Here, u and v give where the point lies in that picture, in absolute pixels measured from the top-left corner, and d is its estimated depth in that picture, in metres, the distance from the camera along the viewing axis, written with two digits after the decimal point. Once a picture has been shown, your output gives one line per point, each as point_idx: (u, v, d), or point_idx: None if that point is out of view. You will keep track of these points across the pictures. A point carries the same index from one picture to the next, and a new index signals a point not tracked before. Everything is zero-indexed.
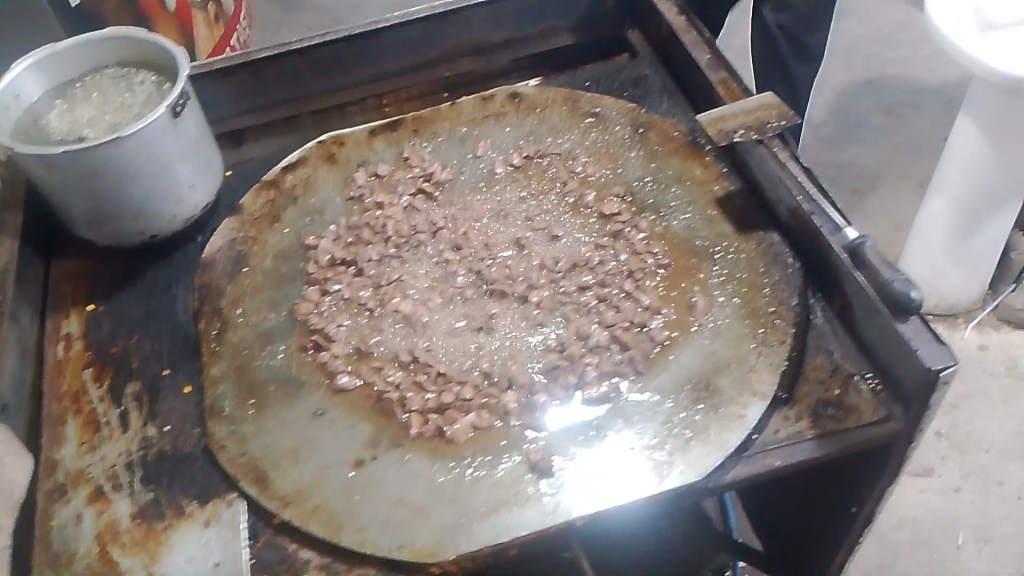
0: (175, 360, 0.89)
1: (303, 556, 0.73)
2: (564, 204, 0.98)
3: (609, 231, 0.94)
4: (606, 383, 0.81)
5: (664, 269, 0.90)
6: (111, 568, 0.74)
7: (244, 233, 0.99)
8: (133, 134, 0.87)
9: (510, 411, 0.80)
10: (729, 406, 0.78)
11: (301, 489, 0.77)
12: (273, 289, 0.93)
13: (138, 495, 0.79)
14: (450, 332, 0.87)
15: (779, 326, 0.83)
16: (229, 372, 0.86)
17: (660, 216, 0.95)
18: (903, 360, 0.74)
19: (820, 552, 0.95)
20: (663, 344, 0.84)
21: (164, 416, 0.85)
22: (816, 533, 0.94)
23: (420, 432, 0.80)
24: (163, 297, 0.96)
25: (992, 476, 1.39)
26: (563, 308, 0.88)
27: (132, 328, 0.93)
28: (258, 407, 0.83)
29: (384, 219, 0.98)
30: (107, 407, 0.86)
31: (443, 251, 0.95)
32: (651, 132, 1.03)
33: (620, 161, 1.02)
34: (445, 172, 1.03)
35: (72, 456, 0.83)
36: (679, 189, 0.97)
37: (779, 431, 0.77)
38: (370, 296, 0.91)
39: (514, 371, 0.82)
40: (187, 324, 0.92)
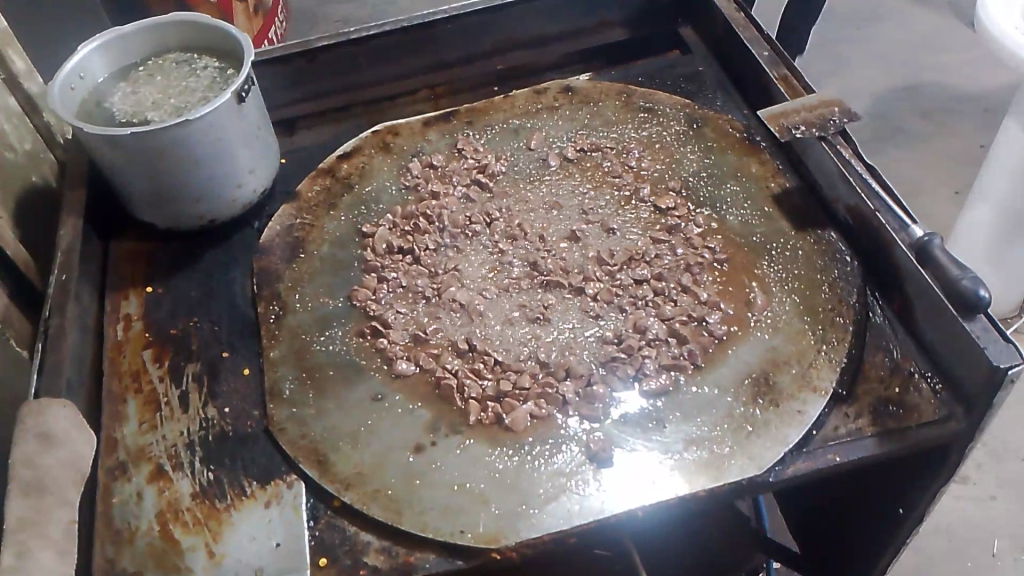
0: (234, 342, 0.90)
1: (364, 539, 0.73)
2: (619, 197, 0.98)
3: (666, 225, 0.94)
4: (665, 375, 0.81)
5: (722, 264, 0.90)
6: (173, 545, 0.75)
7: (301, 219, 1.00)
8: (200, 116, 0.89)
9: (569, 400, 0.80)
10: (789, 402, 0.78)
11: (362, 472, 0.77)
12: (331, 276, 0.94)
13: (199, 475, 0.80)
14: (507, 321, 0.88)
15: (839, 324, 0.83)
16: (290, 355, 0.88)
17: (716, 211, 0.95)
18: (967, 361, 0.73)
19: (862, 555, 0.95)
20: (721, 339, 0.84)
21: (224, 397, 0.86)
22: (857, 536, 0.94)
23: (479, 419, 0.80)
24: (221, 280, 0.96)
25: None
26: (620, 300, 0.88)
27: (191, 310, 0.94)
28: (318, 391, 0.85)
29: (439, 208, 0.99)
30: (167, 387, 0.87)
31: (499, 242, 0.96)
32: (706, 128, 1.03)
33: (675, 156, 1.02)
34: (499, 164, 1.03)
35: (133, 434, 0.84)
36: (736, 185, 0.97)
37: (838, 427, 0.76)
38: (427, 285, 0.92)
39: (572, 362, 0.82)
40: (244, 308, 0.93)
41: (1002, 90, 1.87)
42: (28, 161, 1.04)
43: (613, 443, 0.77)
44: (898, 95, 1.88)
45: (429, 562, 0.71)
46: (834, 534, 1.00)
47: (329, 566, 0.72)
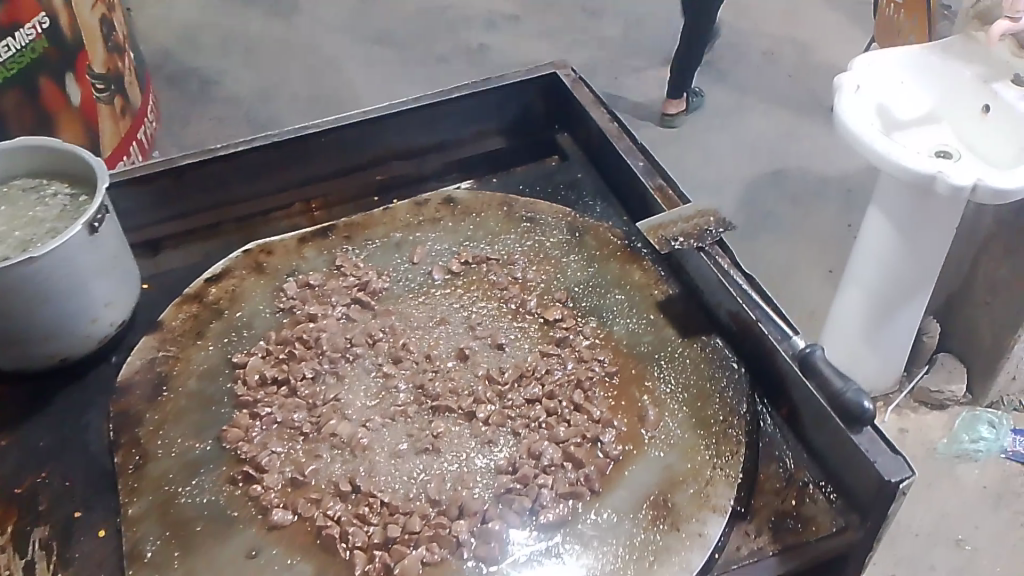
0: (90, 500, 0.81)
1: None
2: (506, 309, 0.95)
3: (554, 339, 0.91)
4: (563, 503, 0.77)
5: (613, 377, 0.87)
6: None
7: (165, 352, 0.92)
8: (44, 251, 0.82)
9: (462, 541, 0.75)
10: (688, 523, 0.75)
11: None
12: (199, 415, 0.87)
13: None
14: (392, 455, 0.82)
15: (732, 436, 0.81)
16: (153, 510, 0.79)
17: (603, 321, 0.93)
18: (857, 471, 0.72)
19: None
20: (618, 459, 0.81)
21: (79, 563, 0.77)
22: None
23: (365, 570, 0.74)
24: (75, 425, 0.87)
25: (923, 562, 1.31)
26: (511, 424, 0.84)
27: (40, 463, 0.84)
28: (184, 550, 0.76)
29: (316, 332, 0.93)
30: (11, 556, 0.76)
31: (382, 365, 0.90)
32: (588, 237, 1.03)
33: (560, 266, 1.00)
34: (381, 280, 0.99)
35: None
36: (621, 294, 0.96)
37: (740, 548, 0.74)
38: (305, 419, 0.86)
39: (465, 497, 0.77)
40: (102, 458, 0.84)
41: (860, 172, 1.98)
42: None
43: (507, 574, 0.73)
44: (765, 183, 1.95)
45: None
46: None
47: None
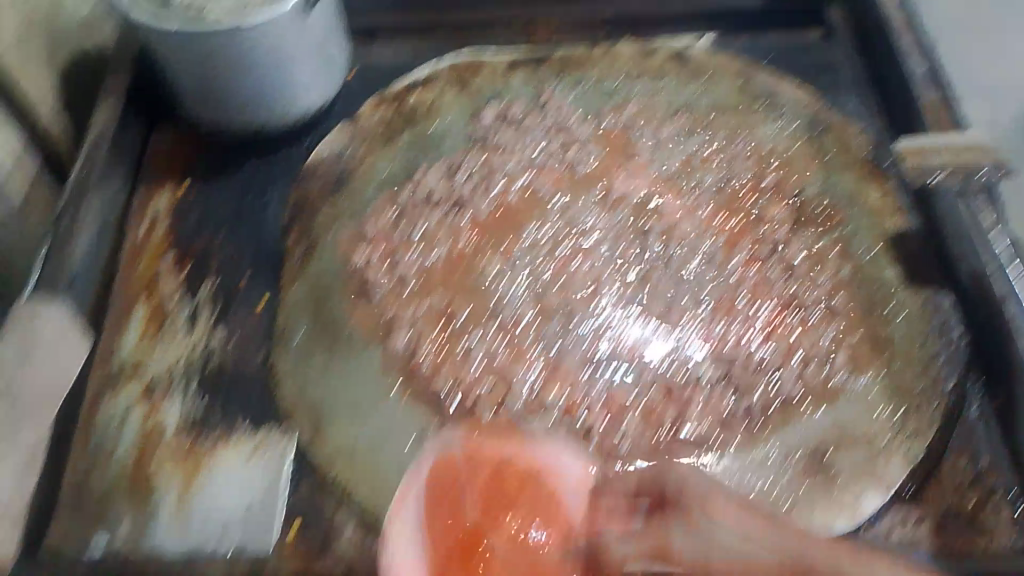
0: (255, 271, 0.84)
1: (339, 524, 0.70)
2: (710, 193, 0.86)
3: (755, 254, 0.81)
4: (706, 426, 0.72)
5: (825, 304, 0.77)
6: (146, 480, 0.73)
7: (354, 148, 0.92)
8: (255, 24, 0.79)
9: (594, 438, 0.72)
10: (842, 491, 0.68)
11: (353, 451, 0.73)
12: (372, 218, 0.85)
13: (189, 407, 0.77)
14: (540, 317, 0.78)
15: (927, 411, 0.71)
16: (307, 301, 0.81)
17: (839, 237, 0.82)
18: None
19: None
20: (790, 399, 0.72)
21: (234, 329, 0.80)
22: None
23: (490, 427, 0.73)
24: (257, 198, 0.89)
25: None
26: (688, 326, 0.77)
27: (219, 225, 0.87)
28: (329, 349, 0.78)
29: (501, 164, 0.89)
30: (178, 304, 0.82)
31: (560, 218, 0.84)
32: (827, 136, 0.90)
33: (782, 160, 0.88)
34: (583, 128, 0.92)
35: (133, 349, 0.80)
36: (848, 212, 0.84)
37: (891, 533, 0.67)
38: (471, 253, 0.83)
39: (607, 381, 0.75)
40: (274, 236, 0.86)
41: None
42: (86, 26, 0.96)
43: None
44: None
45: None
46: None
47: (298, 542, 0.69)
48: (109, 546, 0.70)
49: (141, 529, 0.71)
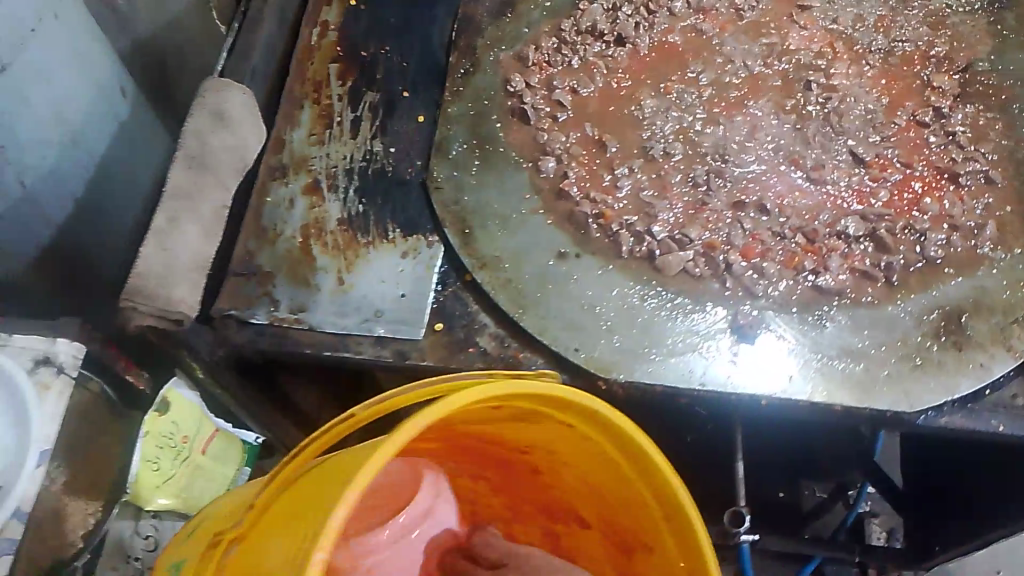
0: (418, 83, 0.87)
1: (481, 321, 0.73)
2: (877, 55, 0.85)
3: (918, 117, 0.80)
4: (847, 277, 0.72)
5: (983, 174, 0.77)
6: (308, 259, 0.76)
7: None
8: None
9: (732, 271, 0.73)
10: (975, 351, 0.69)
11: (501, 258, 0.76)
12: (533, 44, 0.87)
13: (348, 204, 0.79)
14: (690, 155, 0.80)
15: None
16: (467, 116, 0.84)
17: (1006, 112, 0.80)
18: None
19: (955, 514, 0.89)
20: (931, 262, 0.73)
21: (394, 135, 0.83)
22: (952, 496, 0.89)
23: (632, 251, 0.75)
24: (424, 14, 0.91)
25: None
26: (837, 183, 0.77)
27: (386, 36, 0.90)
28: (484, 162, 0.81)
29: (667, 3, 0.89)
30: (344, 107, 0.85)
31: (721, 64, 0.85)
32: (1008, 12, 0.87)
33: (957, 31, 0.86)
34: None
35: (300, 143, 0.83)
36: (1020, 91, 0.81)
37: (1017, 396, 0.67)
38: (628, 88, 0.84)
39: (751, 221, 0.75)
40: (438, 53, 0.89)
41: None
42: None
43: (775, 334, 0.70)
44: None
45: (536, 365, 0.71)
46: (925, 504, 0.95)
47: (442, 334, 0.72)
48: (273, 314, 0.73)
49: (303, 302, 0.74)
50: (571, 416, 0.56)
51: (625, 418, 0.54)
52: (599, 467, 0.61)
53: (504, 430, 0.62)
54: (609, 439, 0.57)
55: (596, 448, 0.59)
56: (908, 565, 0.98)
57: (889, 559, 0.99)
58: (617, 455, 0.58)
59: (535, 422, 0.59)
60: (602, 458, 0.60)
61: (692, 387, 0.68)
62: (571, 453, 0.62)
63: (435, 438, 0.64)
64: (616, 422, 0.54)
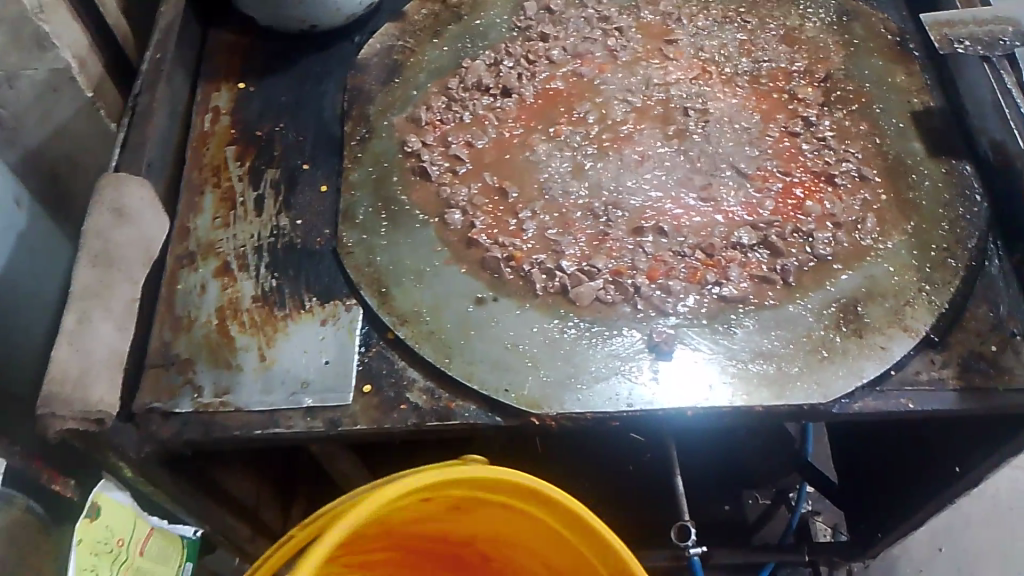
0: (317, 155, 0.88)
1: (409, 376, 0.73)
2: (745, 77, 0.90)
3: (790, 128, 0.86)
4: (748, 283, 0.76)
5: (858, 172, 0.82)
6: (227, 340, 0.76)
7: (403, 43, 0.96)
8: None
9: (642, 293, 0.76)
10: (874, 335, 0.73)
11: (420, 313, 0.77)
12: (424, 105, 0.90)
13: (262, 280, 0.79)
14: (588, 191, 0.83)
15: (950, 265, 0.76)
16: (369, 181, 0.86)
17: (869, 113, 0.87)
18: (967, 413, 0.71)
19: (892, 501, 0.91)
20: (823, 259, 0.77)
21: (299, 209, 0.84)
22: (887, 481, 0.92)
23: (545, 288, 0.78)
24: (314, 89, 0.94)
25: None
26: (726, 198, 0.82)
27: (280, 115, 0.92)
28: (391, 222, 0.83)
29: (545, 53, 0.93)
30: (245, 187, 0.86)
31: (602, 102, 0.90)
32: (854, 24, 0.94)
33: (812, 47, 0.93)
34: (621, 19, 0.96)
35: (206, 227, 0.83)
36: (878, 92, 0.88)
37: (920, 372, 0.71)
38: (521, 135, 0.88)
39: (652, 244, 0.79)
40: (332, 125, 0.91)
41: None
42: None
43: (690, 348, 0.73)
44: None
45: (469, 412, 0.71)
46: (862, 492, 0.98)
47: (372, 394, 0.72)
48: (197, 401, 0.72)
49: (226, 384, 0.73)
50: (511, 495, 0.66)
51: (550, 486, 0.64)
52: (544, 537, 0.71)
53: (459, 521, 0.73)
54: (547, 513, 0.66)
55: (541, 524, 0.69)
56: (855, 556, 0.98)
57: (835, 553, 1.00)
58: (559, 528, 0.67)
59: (482, 508, 0.69)
60: (549, 533, 0.70)
61: (620, 409, 0.70)
62: (520, 532, 0.72)
63: (399, 539, 0.75)
64: (545, 492, 0.63)
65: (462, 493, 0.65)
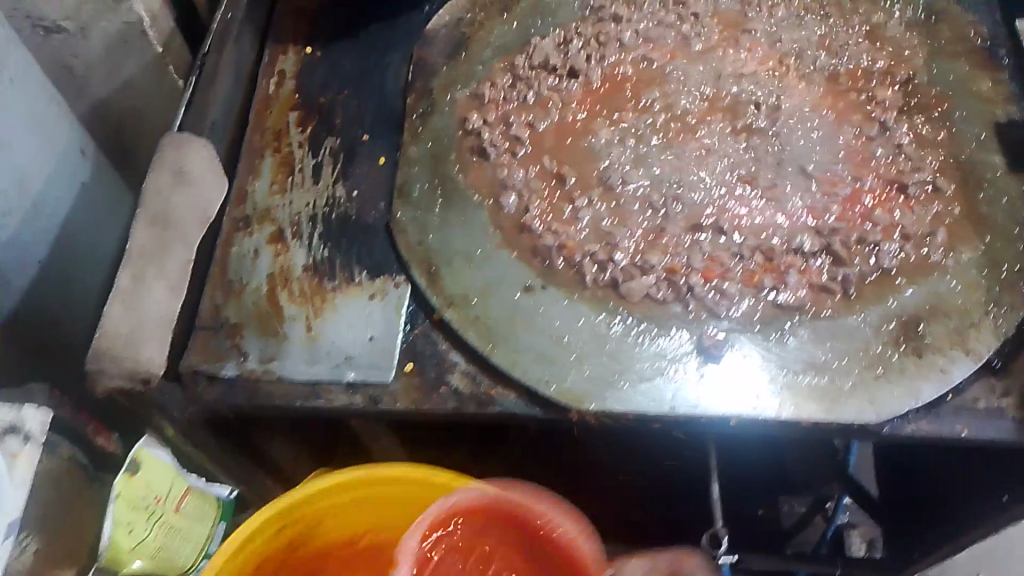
0: (377, 128, 0.88)
1: (452, 359, 0.73)
2: (821, 74, 0.87)
3: (864, 131, 0.82)
4: (806, 291, 0.74)
5: (934, 184, 0.79)
6: (276, 309, 0.76)
7: (471, 17, 0.95)
8: None
9: (695, 293, 0.74)
10: (934, 355, 0.70)
11: (467, 296, 0.76)
12: (487, 83, 0.89)
13: (314, 250, 0.80)
14: (649, 183, 0.81)
15: (1022, 289, 0.73)
16: (426, 158, 0.85)
17: (950, 121, 0.83)
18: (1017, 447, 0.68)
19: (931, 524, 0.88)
20: (887, 272, 0.74)
21: (355, 180, 0.84)
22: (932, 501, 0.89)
23: (596, 280, 0.76)
24: (379, 58, 0.93)
25: None
26: (790, 200, 0.79)
27: (343, 83, 0.91)
28: (445, 201, 0.82)
29: (615, 36, 0.91)
30: (304, 155, 0.86)
31: (669, 91, 0.87)
32: (942, 25, 0.90)
33: (896, 47, 0.88)
34: (696, 4, 0.93)
35: (263, 193, 0.84)
36: (961, 100, 0.84)
37: (979, 399, 0.68)
38: (583, 120, 0.86)
39: (708, 243, 0.77)
40: (394, 97, 0.90)
41: None
42: None
43: (741, 353, 0.71)
44: None
45: (508, 401, 0.71)
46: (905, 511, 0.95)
47: (414, 374, 0.72)
48: (242, 366, 0.73)
49: (273, 352, 0.74)
50: (411, 493, 0.79)
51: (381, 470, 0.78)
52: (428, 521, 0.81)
53: (338, 540, 0.83)
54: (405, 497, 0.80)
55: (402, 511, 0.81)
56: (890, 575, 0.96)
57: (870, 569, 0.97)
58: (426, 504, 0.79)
59: (339, 516, 0.81)
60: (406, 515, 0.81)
61: (661, 409, 0.69)
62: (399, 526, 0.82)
63: None
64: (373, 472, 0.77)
65: (340, 497, 0.79)
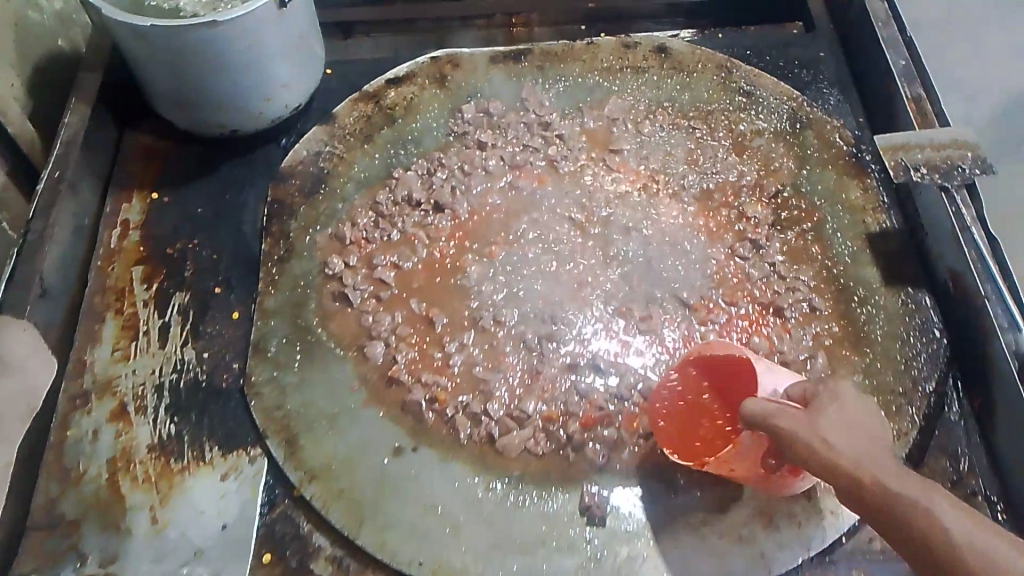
0: (231, 277, 0.82)
1: (316, 543, 0.67)
2: (692, 193, 0.85)
3: (736, 251, 0.80)
4: None
5: (812, 303, 0.77)
6: (117, 499, 0.70)
7: (331, 148, 0.89)
8: (229, 18, 0.75)
9: (574, 444, 0.70)
10: (825, 497, 0.66)
11: (331, 467, 0.70)
12: (349, 221, 0.84)
13: (160, 426, 0.73)
14: (522, 321, 0.77)
15: (907, 413, 0.70)
16: (285, 308, 0.79)
17: (822, 234, 0.81)
18: None
19: None
20: None
21: (207, 340, 0.78)
22: None
23: (469, 436, 0.71)
24: (233, 200, 0.87)
25: None
26: (666, 332, 0.76)
27: (195, 229, 0.85)
28: (306, 355, 0.77)
29: (481, 163, 0.87)
30: (151, 314, 0.80)
31: (538, 220, 0.84)
32: (809, 132, 0.89)
33: (764, 158, 0.87)
34: (562, 124, 0.90)
35: (105, 361, 0.77)
36: (831, 211, 0.83)
37: (873, 540, 0.66)
38: (452, 257, 0.82)
39: (586, 386, 0.73)
40: (250, 242, 0.84)
41: None
42: (55, 25, 0.94)
43: (624, 514, 0.67)
44: None
45: None
46: None
47: (274, 564, 0.66)
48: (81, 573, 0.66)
49: (114, 552, 0.67)
50: None
51: None
52: None
53: None
54: None
55: None
56: None
57: None
58: None
59: None
60: None
61: None
62: None
63: None
64: None
65: None
